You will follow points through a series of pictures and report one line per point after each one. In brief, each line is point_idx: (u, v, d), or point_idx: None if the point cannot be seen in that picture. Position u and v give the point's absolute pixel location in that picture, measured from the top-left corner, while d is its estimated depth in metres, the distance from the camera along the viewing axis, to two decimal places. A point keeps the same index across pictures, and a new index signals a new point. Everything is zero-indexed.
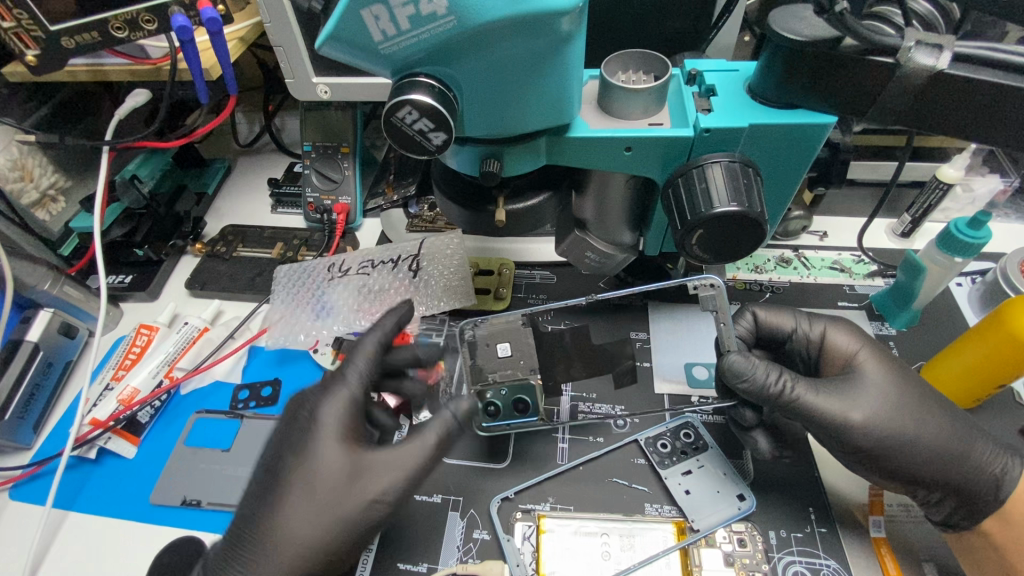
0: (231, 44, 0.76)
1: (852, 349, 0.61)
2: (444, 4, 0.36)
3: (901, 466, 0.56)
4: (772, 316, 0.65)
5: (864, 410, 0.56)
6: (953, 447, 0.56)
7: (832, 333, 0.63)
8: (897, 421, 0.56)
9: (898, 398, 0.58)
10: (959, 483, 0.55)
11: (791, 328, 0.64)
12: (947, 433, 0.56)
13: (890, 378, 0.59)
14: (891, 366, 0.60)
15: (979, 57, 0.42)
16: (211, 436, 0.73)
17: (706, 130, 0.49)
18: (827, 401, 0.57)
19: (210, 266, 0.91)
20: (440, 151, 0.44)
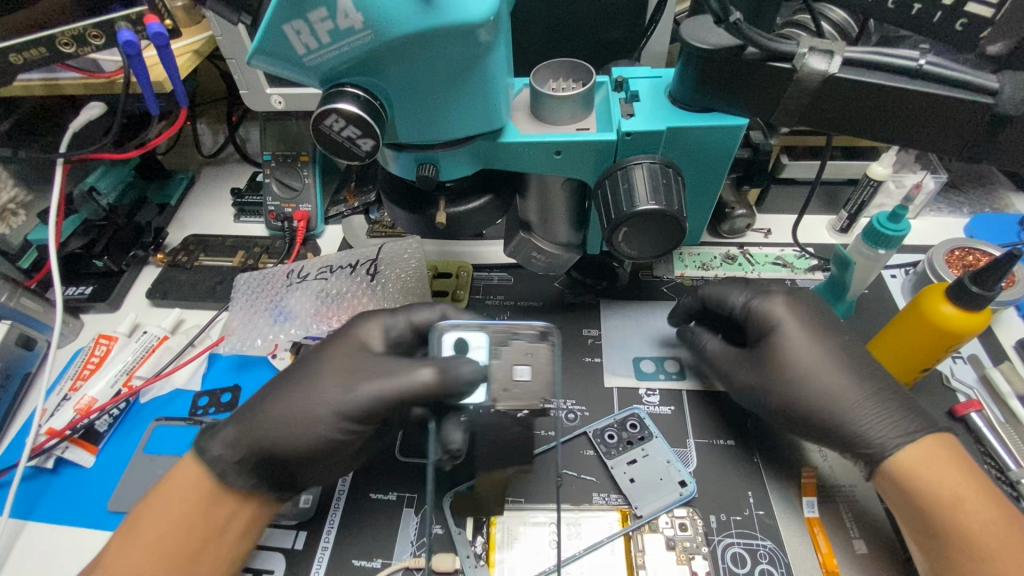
0: (186, 57, 0.77)
1: (780, 319, 0.63)
2: (360, 19, 0.38)
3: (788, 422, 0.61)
4: (719, 290, 0.69)
5: (751, 377, 0.63)
6: (845, 412, 0.58)
7: (761, 306, 0.64)
8: (791, 383, 0.60)
9: (800, 367, 0.60)
10: (840, 441, 0.58)
11: (729, 302, 0.67)
12: (840, 398, 0.58)
13: (808, 347, 0.61)
14: (811, 332, 0.62)
15: (866, 61, 0.45)
16: (170, 442, 0.74)
17: (627, 134, 0.52)
18: (731, 360, 0.66)
19: (172, 275, 0.91)
20: (370, 156, 0.46)
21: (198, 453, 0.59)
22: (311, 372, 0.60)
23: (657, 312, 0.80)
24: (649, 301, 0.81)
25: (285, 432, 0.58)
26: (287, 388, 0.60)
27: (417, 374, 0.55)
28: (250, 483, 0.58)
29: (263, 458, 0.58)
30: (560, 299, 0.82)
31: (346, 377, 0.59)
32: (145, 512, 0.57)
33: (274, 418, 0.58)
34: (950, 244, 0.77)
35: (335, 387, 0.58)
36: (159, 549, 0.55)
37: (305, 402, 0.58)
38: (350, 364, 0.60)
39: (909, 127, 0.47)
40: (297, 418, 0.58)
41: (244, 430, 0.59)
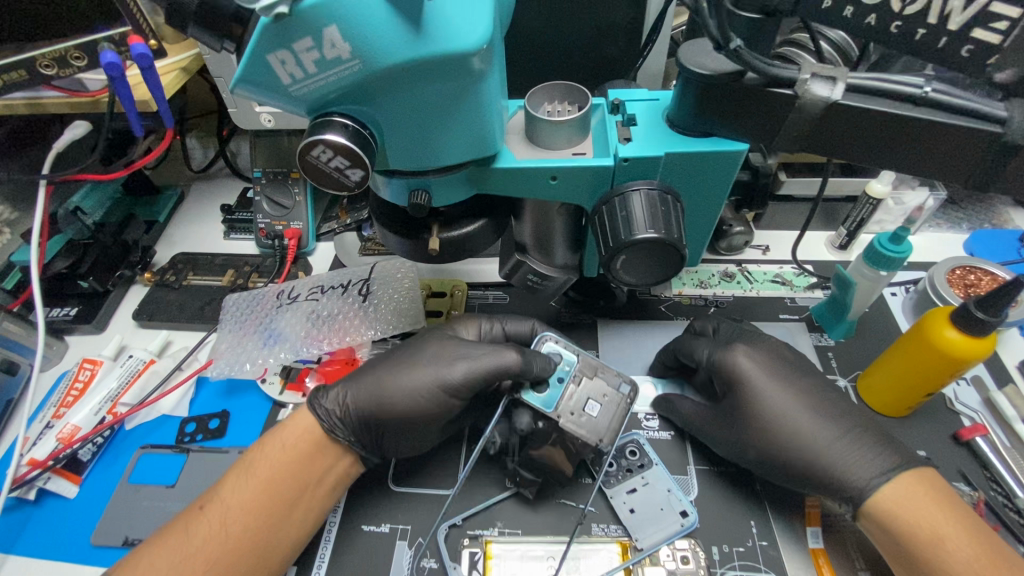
0: (173, 75, 0.76)
1: (748, 372, 0.62)
2: (348, 48, 0.37)
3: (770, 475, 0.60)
4: (687, 343, 0.67)
5: (727, 436, 0.62)
6: (828, 460, 0.57)
7: (727, 360, 0.63)
8: (767, 437, 0.59)
9: (775, 418, 0.59)
10: (823, 487, 0.57)
11: (695, 357, 0.66)
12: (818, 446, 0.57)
13: (780, 396, 0.60)
14: (779, 388, 0.61)
15: (870, 87, 0.44)
16: (156, 472, 0.72)
17: (625, 160, 0.50)
18: (708, 421, 0.64)
19: (160, 296, 0.89)
20: (360, 187, 0.44)
21: (313, 405, 0.64)
22: (411, 352, 0.67)
23: (656, 333, 0.79)
24: (647, 321, 0.80)
25: (390, 396, 0.63)
26: (393, 363, 0.66)
27: (505, 353, 0.62)
28: (350, 438, 0.64)
29: (363, 419, 0.63)
30: (556, 319, 0.81)
31: (452, 354, 0.64)
32: (257, 455, 0.62)
33: (386, 383, 0.64)
34: (951, 263, 0.76)
35: (436, 359, 0.64)
36: (267, 487, 0.60)
37: (411, 372, 0.64)
38: (458, 346, 0.66)
39: (913, 154, 0.46)
40: (406, 385, 0.63)
41: (355, 390, 0.64)
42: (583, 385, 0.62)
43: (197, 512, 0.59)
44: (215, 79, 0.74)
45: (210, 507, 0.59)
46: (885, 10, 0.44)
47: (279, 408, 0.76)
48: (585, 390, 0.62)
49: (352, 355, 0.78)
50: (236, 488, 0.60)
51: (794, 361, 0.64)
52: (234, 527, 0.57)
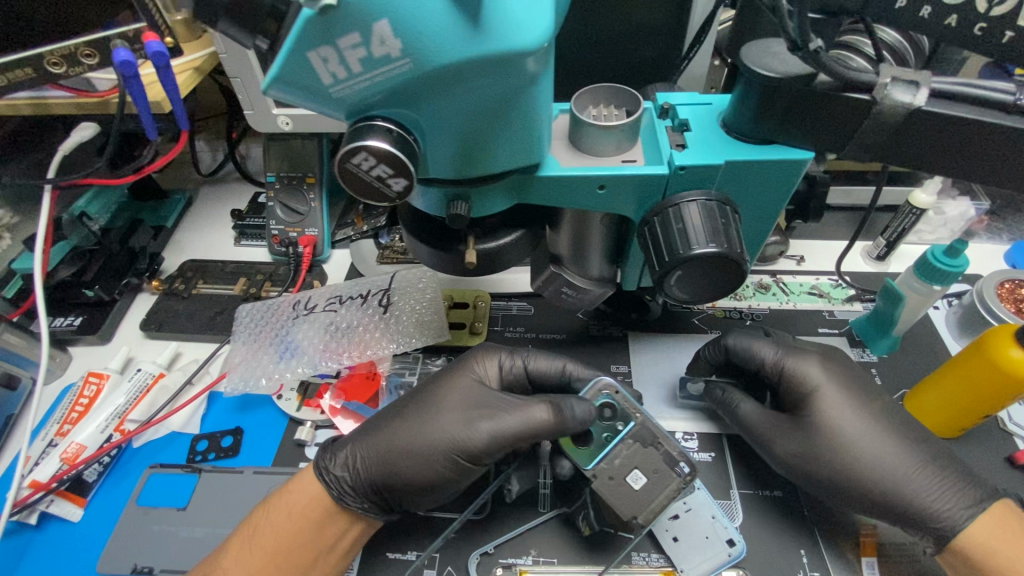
0: (186, 74, 0.73)
1: (818, 381, 0.60)
2: (398, 46, 0.33)
3: (842, 492, 0.56)
4: (745, 342, 0.63)
5: (792, 447, 0.58)
6: (908, 482, 0.55)
7: (801, 367, 0.61)
8: (846, 450, 0.56)
9: (853, 433, 0.57)
10: (895, 513, 0.55)
11: (760, 360, 0.63)
12: (897, 465, 0.56)
13: (854, 415, 0.58)
14: (851, 401, 0.59)
15: (955, 92, 0.42)
16: (166, 494, 0.68)
17: (681, 168, 0.47)
18: (769, 427, 0.60)
19: (168, 305, 0.85)
20: (402, 197, 0.41)
21: (322, 471, 0.60)
22: (426, 405, 0.61)
23: (691, 347, 0.75)
24: (680, 335, 0.76)
25: (406, 461, 0.58)
26: (406, 419, 0.61)
27: (532, 412, 0.57)
28: (363, 506, 0.59)
29: (377, 485, 0.59)
30: (584, 332, 0.77)
31: (472, 411, 0.59)
32: (261, 520, 0.58)
33: (398, 446, 0.59)
34: (999, 276, 0.73)
35: (453, 417, 0.59)
36: (273, 558, 0.56)
37: (428, 432, 0.59)
38: (477, 399, 0.60)
39: (994, 163, 0.43)
40: (420, 449, 0.58)
41: (366, 454, 0.60)
42: (633, 449, 0.56)
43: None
44: (230, 80, 0.70)
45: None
46: (968, 10, 0.41)
47: (296, 426, 0.73)
48: (634, 456, 0.56)
49: (371, 369, 0.75)
50: (240, 560, 0.56)
51: (858, 377, 0.61)
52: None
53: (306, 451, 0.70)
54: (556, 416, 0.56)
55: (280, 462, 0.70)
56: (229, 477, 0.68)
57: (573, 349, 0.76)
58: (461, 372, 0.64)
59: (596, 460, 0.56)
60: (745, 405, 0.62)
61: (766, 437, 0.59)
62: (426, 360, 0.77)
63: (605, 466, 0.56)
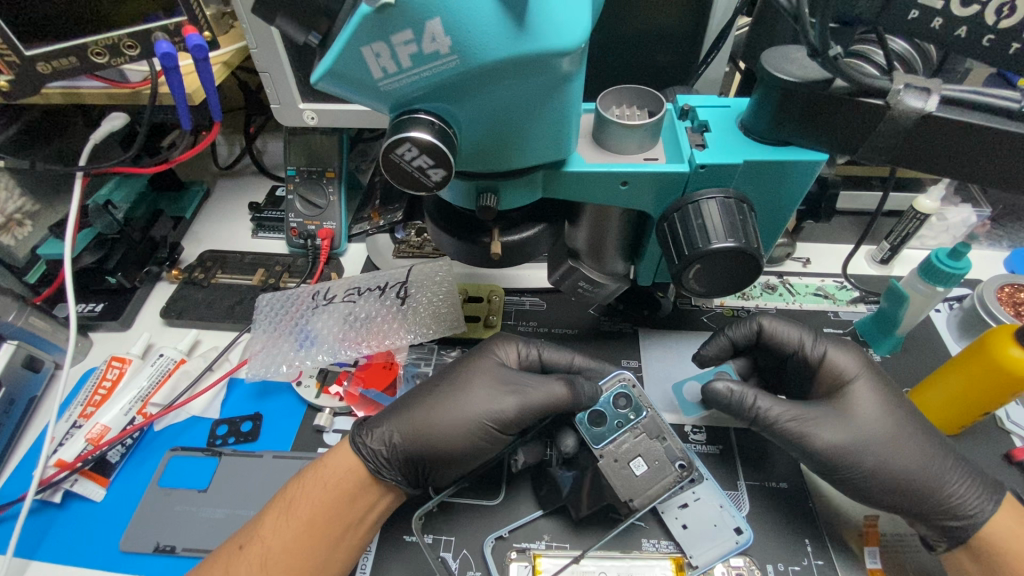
0: (216, 68, 0.76)
1: (856, 372, 0.62)
2: (447, 43, 0.36)
3: (860, 479, 0.58)
4: (780, 326, 0.66)
5: (830, 438, 0.58)
6: (918, 474, 0.57)
7: (836, 356, 0.63)
8: (874, 441, 0.58)
9: (882, 426, 0.59)
10: (898, 502, 0.57)
11: (795, 345, 0.66)
12: (920, 461, 0.57)
13: (883, 408, 0.60)
14: (883, 398, 0.61)
15: (965, 100, 0.44)
16: (187, 476, 0.69)
17: (701, 166, 0.50)
18: (804, 417, 0.59)
19: (187, 294, 0.87)
20: (439, 187, 0.43)
21: (359, 445, 0.62)
22: (457, 383, 0.65)
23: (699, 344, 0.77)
24: (689, 331, 0.78)
25: (442, 436, 0.61)
26: (439, 397, 0.64)
27: (552, 387, 0.62)
28: (396, 477, 0.62)
29: (412, 457, 0.61)
30: (596, 327, 0.79)
31: (499, 390, 0.63)
32: (297, 491, 0.61)
33: (432, 422, 0.62)
34: (1000, 281, 0.75)
35: (485, 396, 0.63)
36: (307, 528, 0.58)
37: (463, 408, 0.62)
38: (504, 378, 0.64)
39: (998, 164, 0.46)
40: (454, 424, 0.61)
41: (402, 429, 0.63)
42: (639, 438, 0.60)
43: (236, 553, 0.57)
44: (259, 74, 0.72)
45: (251, 547, 0.57)
46: (978, 22, 0.43)
47: (315, 412, 0.74)
48: (640, 444, 0.60)
49: (389, 359, 0.77)
50: (278, 530, 0.58)
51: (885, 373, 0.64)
52: (273, 569, 0.56)
53: (325, 437, 0.72)
54: (572, 391, 0.61)
55: (300, 447, 0.72)
56: (248, 461, 0.70)
57: (585, 344, 0.78)
58: (486, 352, 0.68)
59: (605, 441, 0.60)
60: (774, 402, 0.60)
61: (802, 426, 0.59)
62: (441, 351, 0.79)
63: (613, 448, 0.60)
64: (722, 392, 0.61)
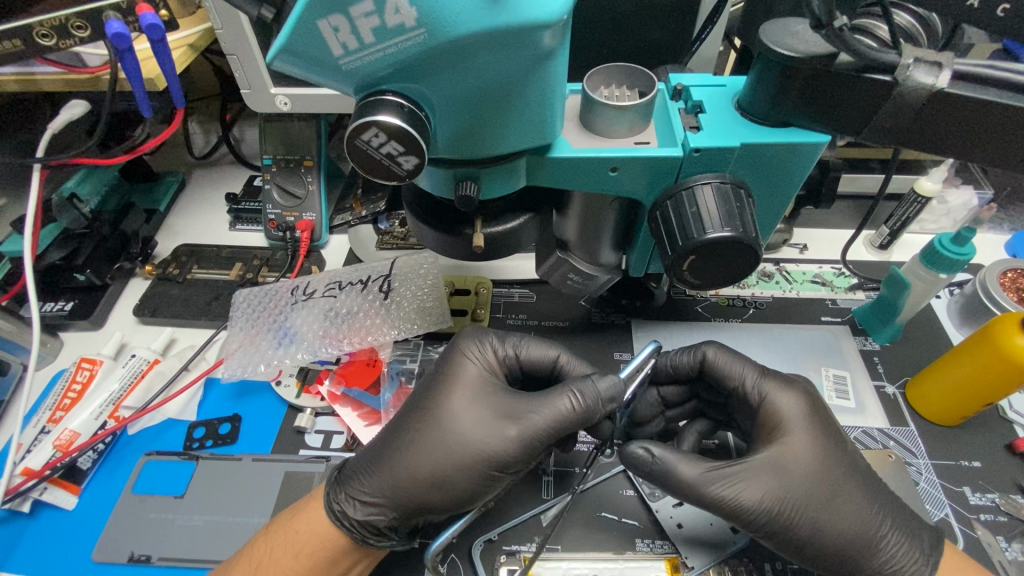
0: (180, 51, 0.72)
1: (795, 417, 0.55)
2: (413, 15, 0.32)
3: (788, 537, 0.51)
4: (723, 364, 0.58)
5: (755, 493, 0.51)
6: (852, 529, 0.51)
7: (772, 401, 0.56)
8: (806, 493, 0.51)
9: (816, 472, 0.52)
10: (851, 540, 0.51)
11: (736, 383, 0.57)
12: (857, 516, 0.51)
13: (810, 450, 0.53)
14: (816, 447, 0.53)
15: (977, 74, 0.41)
16: (163, 481, 0.66)
17: (695, 150, 0.46)
18: (725, 473, 0.52)
19: (162, 290, 0.83)
20: (411, 176, 0.40)
21: (340, 515, 0.56)
22: (433, 414, 0.57)
23: (694, 335, 0.75)
24: (684, 323, 0.76)
25: (429, 490, 0.54)
26: (407, 433, 0.57)
27: (554, 397, 0.55)
28: (393, 539, 0.57)
29: (400, 514, 0.56)
30: (588, 319, 0.77)
31: (490, 422, 0.56)
32: (264, 557, 0.55)
33: (414, 471, 0.55)
34: (1003, 266, 0.73)
35: (477, 426, 0.56)
36: None
37: (446, 454, 0.55)
38: (501, 403, 0.57)
39: (1003, 143, 0.44)
40: (443, 475, 0.54)
41: (383, 490, 0.55)
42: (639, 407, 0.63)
43: None
44: (226, 58, 0.68)
45: None
46: None
47: (296, 412, 0.71)
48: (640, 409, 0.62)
49: (372, 356, 0.74)
50: None
51: (827, 408, 0.57)
52: None
53: (306, 439, 0.69)
54: (581, 404, 0.55)
55: (280, 449, 0.69)
56: (226, 465, 0.67)
57: (577, 337, 0.75)
58: (454, 373, 0.60)
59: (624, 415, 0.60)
60: (686, 462, 0.52)
61: (723, 490, 0.51)
62: (427, 347, 0.76)
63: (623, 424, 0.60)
64: (643, 458, 0.52)
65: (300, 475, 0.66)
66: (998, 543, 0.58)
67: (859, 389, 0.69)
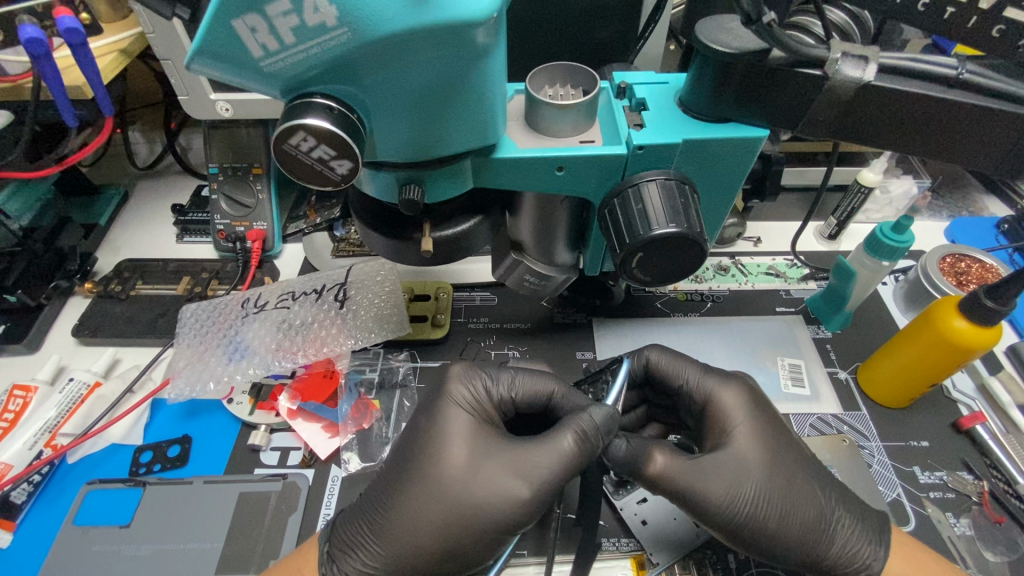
0: (110, 56, 0.68)
1: (737, 409, 0.55)
2: (333, 13, 0.31)
3: (754, 530, 0.51)
4: (669, 364, 0.59)
5: (716, 490, 0.51)
6: (810, 515, 0.52)
7: (717, 397, 0.56)
8: (763, 484, 0.52)
9: (770, 461, 0.53)
10: (809, 527, 0.52)
11: (681, 382, 0.58)
12: (813, 501, 0.52)
13: (760, 440, 0.54)
14: (767, 438, 0.54)
15: (902, 68, 0.43)
16: (105, 511, 0.63)
17: (639, 147, 0.46)
18: (685, 471, 0.51)
19: (103, 308, 0.79)
20: (347, 181, 0.39)
21: None
22: (423, 477, 0.51)
23: (653, 331, 0.75)
24: (644, 320, 0.76)
25: (437, 563, 0.49)
26: (399, 502, 0.50)
27: (558, 443, 0.50)
28: None
29: None
30: (551, 319, 0.76)
31: (492, 483, 0.50)
32: None
33: (416, 546, 0.49)
34: (942, 251, 0.76)
35: (478, 489, 0.49)
36: None
37: (448, 524, 0.49)
38: (499, 456, 0.51)
39: (931, 134, 0.45)
40: (448, 547, 0.49)
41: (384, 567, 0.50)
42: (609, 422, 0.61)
43: None
44: (160, 63, 0.65)
45: None
46: None
47: (250, 430, 0.69)
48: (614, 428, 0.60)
49: (329, 367, 0.72)
50: None
51: (768, 398, 0.58)
52: None
53: (262, 457, 0.67)
54: (586, 445, 0.50)
55: (233, 469, 0.66)
56: (176, 490, 0.64)
57: (538, 338, 0.75)
58: (442, 423, 0.53)
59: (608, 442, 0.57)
60: (662, 450, 0.52)
61: (689, 481, 0.51)
62: (387, 355, 0.74)
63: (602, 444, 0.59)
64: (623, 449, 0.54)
65: (256, 496, 0.63)
66: (947, 520, 0.60)
67: (813, 376, 0.71)
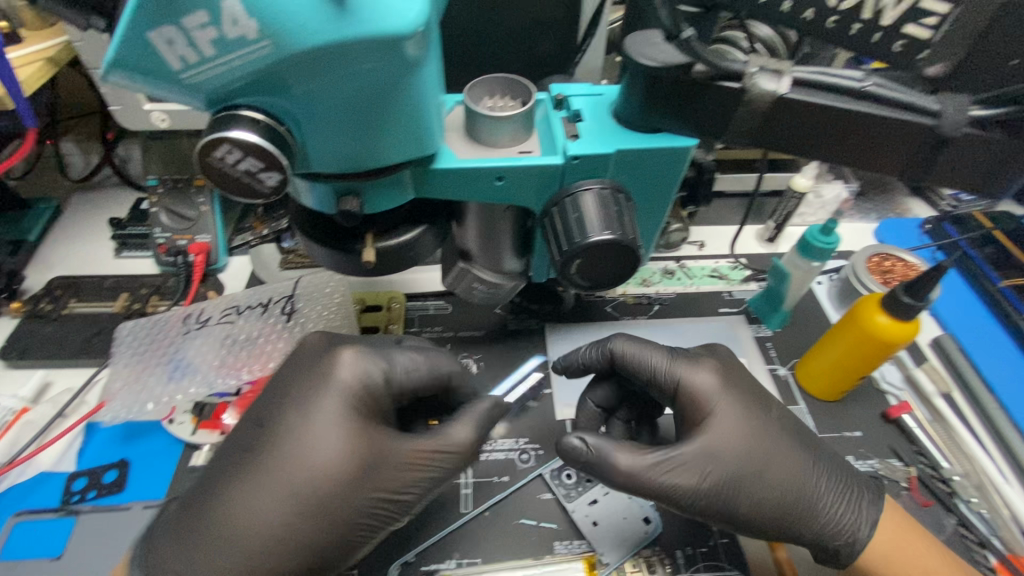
0: (34, 65, 0.65)
1: (711, 392, 0.57)
2: (254, 26, 0.31)
3: (733, 508, 0.54)
4: (635, 351, 0.60)
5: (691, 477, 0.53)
6: (789, 487, 0.55)
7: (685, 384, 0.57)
8: (736, 464, 0.54)
9: (743, 439, 0.55)
10: (788, 498, 0.55)
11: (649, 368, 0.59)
12: (788, 473, 0.55)
13: (731, 421, 0.56)
14: (739, 418, 0.56)
15: (813, 81, 0.46)
16: (34, 544, 0.59)
17: (574, 158, 0.48)
18: (661, 462, 0.54)
19: (32, 329, 0.75)
20: (276, 194, 0.38)
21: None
22: (288, 472, 0.50)
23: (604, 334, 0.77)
24: (595, 324, 0.78)
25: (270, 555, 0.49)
26: (255, 498, 0.50)
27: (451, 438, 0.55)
28: None
29: None
30: (504, 326, 0.77)
31: (358, 481, 0.51)
32: None
33: (259, 540, 0.48)
34: (869, 251, 0.81)
35: (339, 486, 0.50)
36: None
37: (303, 519, 0.49)
38: (375, 452, 0.52)
39: (843, 142, 0.48)
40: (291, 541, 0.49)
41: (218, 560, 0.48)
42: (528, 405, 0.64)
43: None
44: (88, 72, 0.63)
45: None
46: (822, 5, 0.43)
47: (193, 451, 0.66)
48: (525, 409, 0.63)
49: None
50: None
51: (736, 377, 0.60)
52: None
53: None
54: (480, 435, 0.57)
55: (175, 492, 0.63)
56: (113, 517, 0.61)
57: (491, 345, 0.75)
58: (316, 414, 0.52)
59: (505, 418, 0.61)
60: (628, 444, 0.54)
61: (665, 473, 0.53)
62: None
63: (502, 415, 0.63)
64: (579, 448, 0.54)
65: None
66: None
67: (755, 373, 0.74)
